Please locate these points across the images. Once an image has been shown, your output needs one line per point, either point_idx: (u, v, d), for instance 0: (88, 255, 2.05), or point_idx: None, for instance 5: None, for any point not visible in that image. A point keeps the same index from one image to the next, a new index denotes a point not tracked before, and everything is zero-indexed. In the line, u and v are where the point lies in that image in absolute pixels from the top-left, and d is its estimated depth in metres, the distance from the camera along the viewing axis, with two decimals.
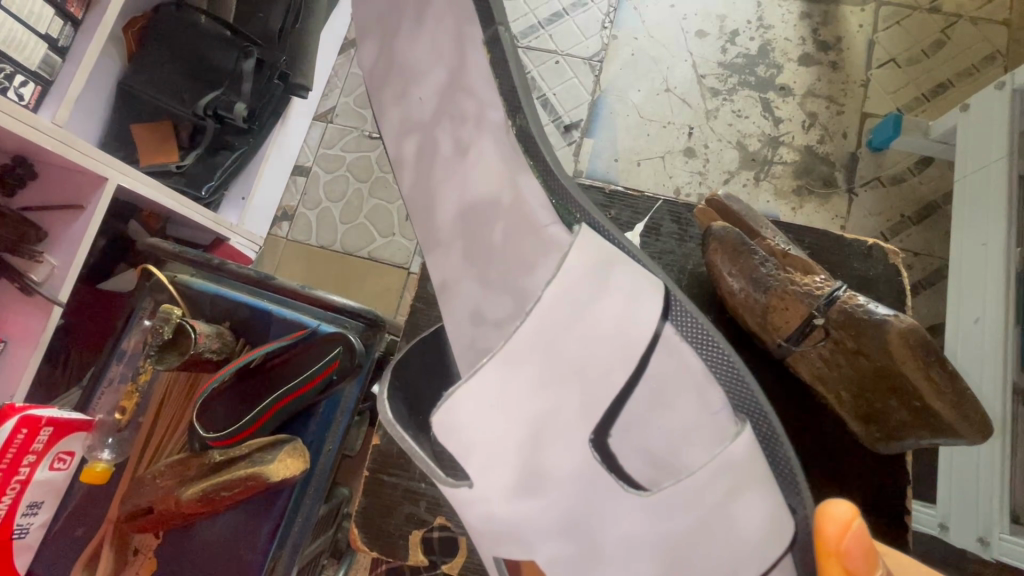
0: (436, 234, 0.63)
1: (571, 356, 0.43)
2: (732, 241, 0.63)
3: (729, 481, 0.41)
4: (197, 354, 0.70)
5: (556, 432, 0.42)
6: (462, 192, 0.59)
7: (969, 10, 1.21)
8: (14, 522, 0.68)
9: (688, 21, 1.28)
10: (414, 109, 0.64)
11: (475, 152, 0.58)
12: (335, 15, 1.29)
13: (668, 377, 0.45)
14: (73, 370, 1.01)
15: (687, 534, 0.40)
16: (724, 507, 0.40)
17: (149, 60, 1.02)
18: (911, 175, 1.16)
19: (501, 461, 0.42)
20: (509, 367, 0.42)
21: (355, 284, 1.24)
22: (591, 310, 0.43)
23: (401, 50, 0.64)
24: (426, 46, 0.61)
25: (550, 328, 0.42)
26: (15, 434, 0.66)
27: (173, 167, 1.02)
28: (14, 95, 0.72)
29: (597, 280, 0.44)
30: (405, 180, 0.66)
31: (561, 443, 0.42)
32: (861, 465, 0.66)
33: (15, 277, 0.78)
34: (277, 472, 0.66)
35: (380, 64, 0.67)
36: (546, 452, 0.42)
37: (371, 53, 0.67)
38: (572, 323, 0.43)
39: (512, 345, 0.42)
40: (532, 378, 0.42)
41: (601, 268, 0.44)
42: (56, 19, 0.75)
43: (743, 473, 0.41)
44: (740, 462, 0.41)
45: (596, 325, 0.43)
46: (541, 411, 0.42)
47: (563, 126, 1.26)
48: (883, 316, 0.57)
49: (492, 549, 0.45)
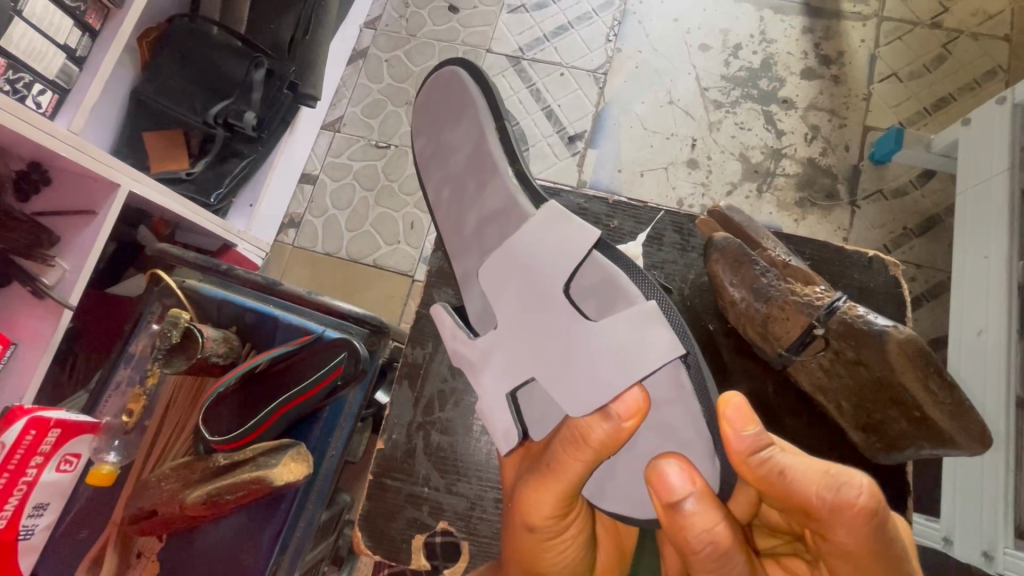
0: (464, 244, 0.66)
1: (526, 273, 0.56)
2: (733, 251, 0.64)
3: (633, 346, 0.52)
4: (204, 357, 0.71)
5: (521, 324, 0.57)
6: (482, 211, 0.63)
7: (969, 25, 1.23)
8: (19, 523, 0.69)
9: (690, 35, 1.30)
10: (448, 166, 0.68)
11: (492, 186, 0.62)
12: (343, 28, 1.32)
13: (606, 291, 0.55)
14: (80, 375, 1.02)
15: (602, 384, 0.52)
16: (627, 365, 0.52)
17: (162, 69, 1.05)
18: (914, 188, 1.17)
19: (491, 354, 0.58)
20: (490, 284, 0.58)
21: (360, 291, 1.25)
22: (540, 241, 0.56)
23: (447, 125, 0.70)
24: (453, 122, 0.69)
25: (512, 256, 0.57)
26: (24, 434, 0.67)
27: (182, 174, 1.04)
28: (32, 104, 0.74)
29: (553, 226, 0.56)
30: (440, 222, 0.70)
31: (524, 329, 0.57)
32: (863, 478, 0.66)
33: (28, 281, 0.79)
34: (281, 476, 0.66)
35: (427, 136, 0.72)
36: (514, 337, 0.57)
37: (417, 129, 0.74)
38: (528, 250, 0.56)
39: (491, 268, 0.58)
40: (505, 292, 0.57)
41: (547, 216, 0.56)
42: (74, 30, 0.77)
43: (644, 345, 0.52)
44: (644, 337, 0.52)
45: (556, 260, 0.55)
46: (512, 311, 0.57)
47: (567, 137, 1.28)
48: (883, 326, 0.59)
49: (485, 411, 0.59)
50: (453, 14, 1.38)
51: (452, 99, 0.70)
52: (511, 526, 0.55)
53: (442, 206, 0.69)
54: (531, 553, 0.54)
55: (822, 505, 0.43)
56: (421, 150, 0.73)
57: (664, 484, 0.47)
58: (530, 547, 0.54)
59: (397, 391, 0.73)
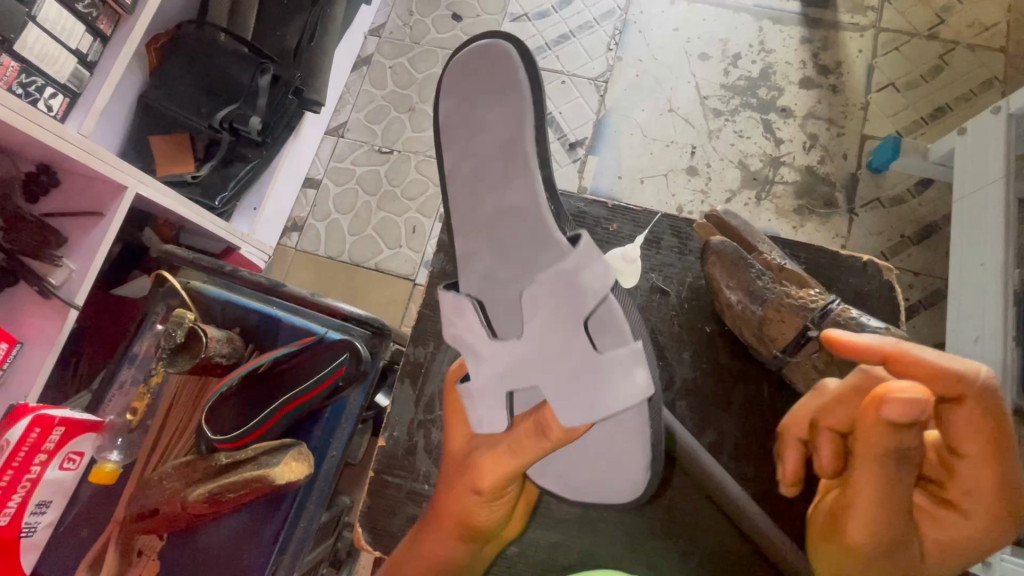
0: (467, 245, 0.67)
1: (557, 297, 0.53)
2: (730, 254, 0.66)
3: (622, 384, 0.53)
4: (208, 357, 0.72)
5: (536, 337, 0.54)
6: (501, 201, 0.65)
7: (966, 37, 1.25)
8: (22, 521, 0.70)
9: (690, 44, 1.31)
10: (474, 145, 0.68)
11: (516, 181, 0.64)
12: (348, 35, 1.34)
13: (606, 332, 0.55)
14: (83, 375, 1.02)
15: (591, 412, 0.52)
16: (617, 398, 0.53)
17: (169, 74, 1.06)
18: (911, 196, 1.18)
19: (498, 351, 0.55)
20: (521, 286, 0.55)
21: (362, 294, 1.26)
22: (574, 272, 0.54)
23: (486, 100, 0.68)
24: (491, 100, 0.67)
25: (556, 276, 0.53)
26: (28, 433, 0.68)
27: (188, 177, 1.06)
28: (43, 107, 0.75)
29: (589, 264, 0.54)
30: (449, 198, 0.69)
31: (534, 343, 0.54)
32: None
33: (35, 281, 0.80)
34: (282, 475, 0.67)
35: (458, 103, 0.69)
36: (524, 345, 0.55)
37: (449, 90, 0.70)
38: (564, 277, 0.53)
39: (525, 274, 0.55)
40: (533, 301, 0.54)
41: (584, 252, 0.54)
42: (86, 35, 0.79)
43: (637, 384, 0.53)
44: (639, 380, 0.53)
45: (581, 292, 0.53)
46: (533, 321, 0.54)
47: (568, 144, 1.29)
48: (874, 328, 0.59)
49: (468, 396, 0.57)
50: (456, 22, 1.40)
51: (498, 76, 0.67)
52: (450, 484, 0.59)
53: (459, 178, 0.68)
54: (456, 510, 0.58)
55: (937, 372, 0.43)
56: (448, 116, 0.70)
57: (888, 403, 0.40)
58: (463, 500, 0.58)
59: (399, 391, 0.74)
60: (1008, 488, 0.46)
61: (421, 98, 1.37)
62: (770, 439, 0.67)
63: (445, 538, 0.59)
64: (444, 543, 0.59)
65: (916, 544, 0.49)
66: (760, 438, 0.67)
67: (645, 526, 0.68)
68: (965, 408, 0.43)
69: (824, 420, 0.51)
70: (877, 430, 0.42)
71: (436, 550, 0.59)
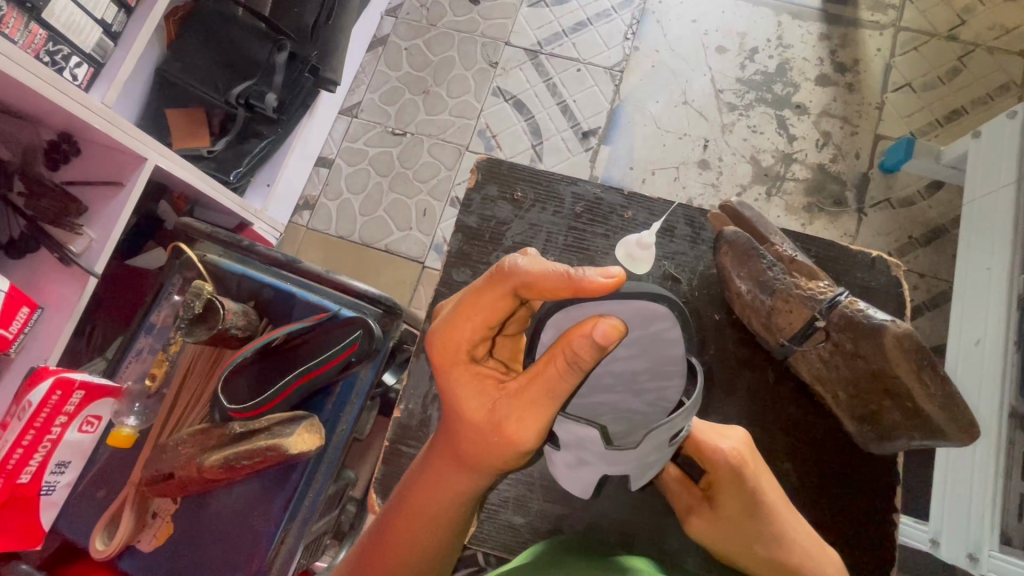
0: None
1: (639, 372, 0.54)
2: (741, 245, 0.71)
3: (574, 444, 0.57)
4: (224, 329, 0.74)
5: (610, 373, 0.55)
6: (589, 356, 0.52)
7: (986, 39, 1.24)
8: (42, 480, 0.73)
9: (708, 37, 1.31)
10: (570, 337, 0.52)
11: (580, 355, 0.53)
12: (365, 15, 1.34)
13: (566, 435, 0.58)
14: (97, 342, 1.04)
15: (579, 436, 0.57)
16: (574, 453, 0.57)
17: (186, 46, 1.06)
18: (921, 198, 1.18)
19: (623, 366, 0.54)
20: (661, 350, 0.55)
21: (370, 272, 1.28)
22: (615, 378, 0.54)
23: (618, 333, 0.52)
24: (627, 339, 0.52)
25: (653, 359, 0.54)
26: (50, 394, 0.70)
27: (204, 152, 1.07)
28: (69, 76, 0.76)
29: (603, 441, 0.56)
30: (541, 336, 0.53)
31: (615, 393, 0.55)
32: (838, 463, 0.71)
33: (56, 248, 0.81)
34: (296, 444, 0.69)
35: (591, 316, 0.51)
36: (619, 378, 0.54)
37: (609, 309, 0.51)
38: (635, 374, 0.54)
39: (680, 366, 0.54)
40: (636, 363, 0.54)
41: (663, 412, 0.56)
42: (111, 6, 0.80)
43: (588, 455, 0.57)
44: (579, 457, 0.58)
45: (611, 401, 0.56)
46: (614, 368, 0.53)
47: (580, 133, 1.30)
48: (881, 320, 0.65)
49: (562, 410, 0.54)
50: (474, 5, 1.40)
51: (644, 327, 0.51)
52: (516, 409, 0.45)
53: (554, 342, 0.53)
54: (506, 448, 0.47)
55: (709, 454, 0.61)
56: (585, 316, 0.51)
57: (734, 462, 0.60)
58: (508, 424, 0.46)
59: (415, 364, 0.79)
60: (768, 476, 0.62)
61: (436, 81, 1.37)
62: (757, 426, 0.72)
63: (455, 476, 0.51)
64: (414, 534, 0.53)
65: (804, 542, 0.60)
66: (754, 425, 0.72)
67: (646, 498, 0.72)
68: (733, 468, 0.60)
69: (695, 516, 0.63)
70: (740, 486, 0.60)
71: (422, 498, 0.53)
